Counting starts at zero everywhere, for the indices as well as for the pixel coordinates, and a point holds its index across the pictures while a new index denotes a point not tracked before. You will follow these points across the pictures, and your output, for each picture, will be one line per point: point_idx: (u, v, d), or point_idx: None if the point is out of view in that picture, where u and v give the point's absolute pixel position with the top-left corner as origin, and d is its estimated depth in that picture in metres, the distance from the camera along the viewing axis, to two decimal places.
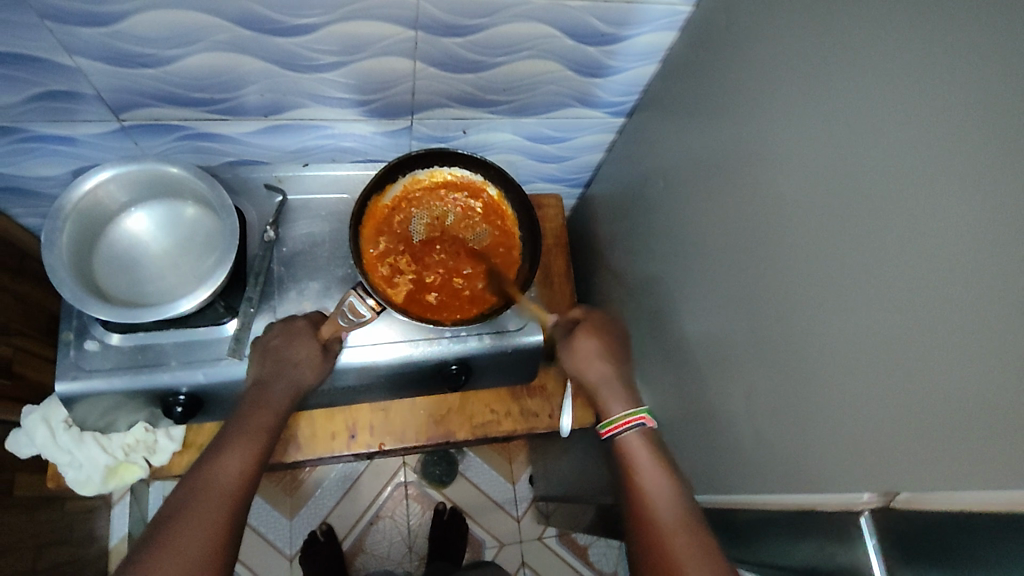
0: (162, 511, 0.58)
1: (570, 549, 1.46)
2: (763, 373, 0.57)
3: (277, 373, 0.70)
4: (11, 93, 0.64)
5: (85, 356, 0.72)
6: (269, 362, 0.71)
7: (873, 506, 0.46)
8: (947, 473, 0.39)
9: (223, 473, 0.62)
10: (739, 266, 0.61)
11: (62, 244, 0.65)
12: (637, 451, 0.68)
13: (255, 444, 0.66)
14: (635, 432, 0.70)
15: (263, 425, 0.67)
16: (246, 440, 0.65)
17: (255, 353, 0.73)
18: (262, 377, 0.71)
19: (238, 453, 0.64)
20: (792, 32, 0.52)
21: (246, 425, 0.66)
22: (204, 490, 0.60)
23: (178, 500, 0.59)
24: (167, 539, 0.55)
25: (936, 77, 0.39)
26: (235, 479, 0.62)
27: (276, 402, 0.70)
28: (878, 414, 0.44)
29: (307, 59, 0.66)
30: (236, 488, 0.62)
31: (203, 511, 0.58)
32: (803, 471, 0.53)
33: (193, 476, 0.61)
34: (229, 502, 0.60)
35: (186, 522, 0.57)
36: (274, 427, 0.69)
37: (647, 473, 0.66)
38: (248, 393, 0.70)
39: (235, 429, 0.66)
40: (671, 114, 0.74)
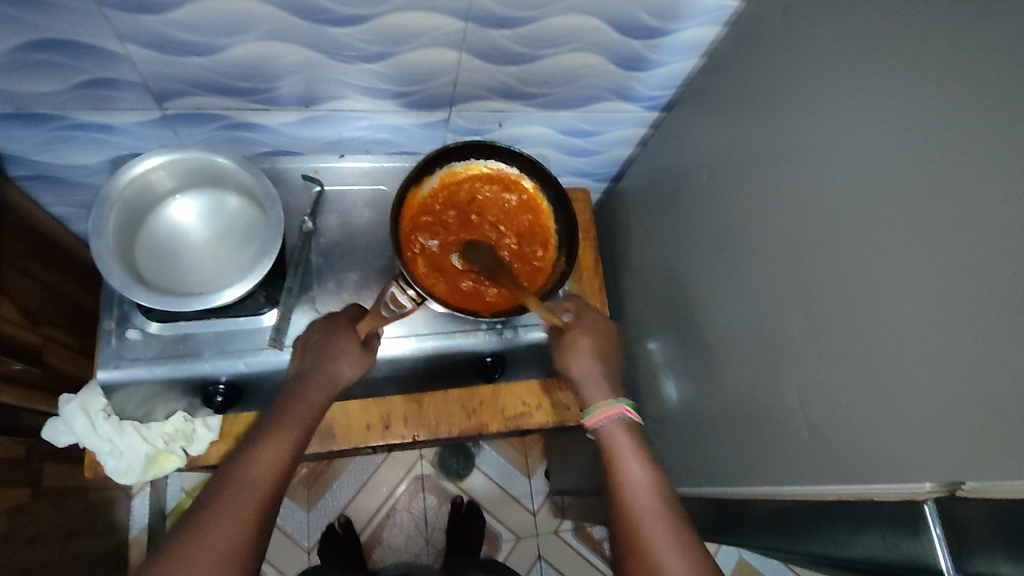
0: (196, 501, 0.56)
1: (585, 543, 1.47)
2: (813, 365, 0.58)
3: (315, 366, 0.68)
4: (57, 81, 0.63)
5: (126, 345, 0.72)
6: (309, 356, 0.69)
7: (935, 495, 0.47)
8: (1013, 465, 0.40)
9: (258, 464, 0.59)
10: (786, 261, 0.61)
11: (109, 232, 0.65)
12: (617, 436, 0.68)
13: (292, 435, 0.63)
14: (615, 420, 0.70)
15: (302, 418, 0.65)
16: (283, 431, 0.63)
17: (297, 350, 0.72)
18: (302, 369, 0.69)
19: (274, 446, 0.61)
20: (852, 28, 0.53)
21: (285, 417, 0.64)
22: (238, 481, 0.58)
23: (210, 494, 0.57)
24: (194, 534, 0.53)
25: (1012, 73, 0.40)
26: (269, 474, 0.59)
27: (315, 395, 0.67)
28: (939, 406, 0.44)
29: (355, 50, 0.66)
30: (268, 483, 0.59)
31: (233, 507, 0.56)
32: (855, 463, 0.53)
33: (228, 469, 0.59)
34: (260, 497, 0.57)
35: (216, 516, 0.54)
36: (313, 421, 0.66)
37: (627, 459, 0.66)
38: (288, 384, 0.68)
39: (273, 421, 0.63)
40: (712, 108, 0.74)
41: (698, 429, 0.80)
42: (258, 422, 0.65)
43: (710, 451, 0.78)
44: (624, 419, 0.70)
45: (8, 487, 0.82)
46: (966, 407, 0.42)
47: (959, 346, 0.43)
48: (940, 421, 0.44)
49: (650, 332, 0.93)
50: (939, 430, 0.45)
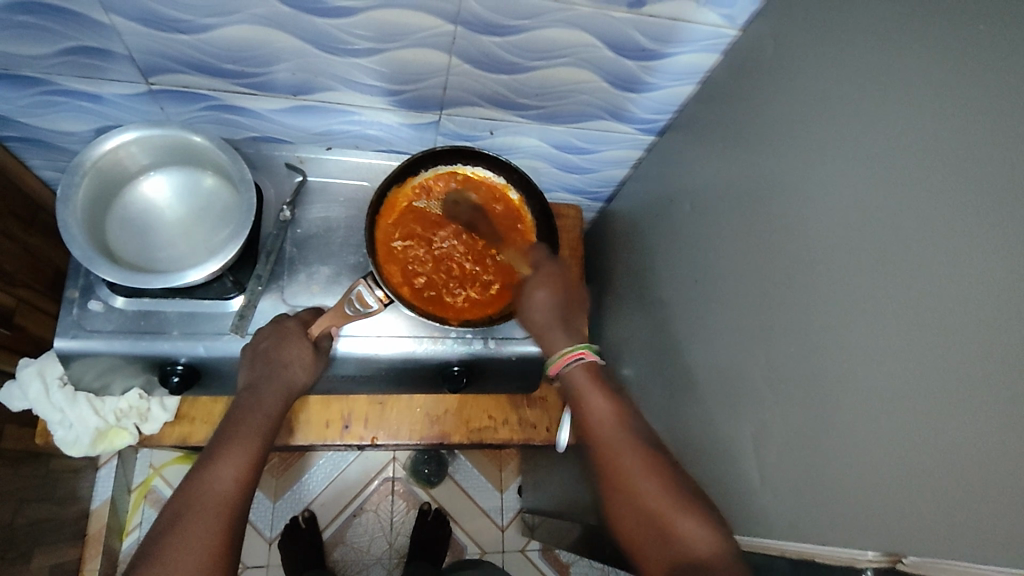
0: (155, 528, 0.55)
1: (551, 565, 1.44)
2: (775, 413, 0.56)
3: (266, 375, 0.67)
4: (44, 45, 0.63)
5: (88, 316, 0.71)
6: (259, 365, 0.68)
7: (876, 565, 0.44)
8: (963, 542, 0.38)
9: (217, 481, 0.58)
10: (760, 300, 0.59)
11: (78, 200, 0.64)
12: (585, 390, 0.67)
13: (249, 448, 0.61)
14: (575, 364, 0.69)
15: (258, 429, 0.63)
16: (238, 445, 0.61)
17: (247, 356, 0.70)
18: (253, 380, 0.67)
19: (231, 461, 0.59)
20: (841, 69, 0.51)
21: (241, 430, 0.62)
22: (197, 502, 0.56)
23: (168, 520, 0.55)
24: (159, 560, 0.51)
25: (996, 128, 0.38)
26: (230, 490, 0.58)
27: (270, 404, 0.66)
28: (895, 473, 0.43)
29: (344, 43, 0.65)
30: (230, 500, 0.57)
31: (196, 529, 0.54)
32: (809, 519, 0.51)
33: (186, 489, 0.57)
34: (225, 516, 0.56)
35: (178, 540, 0.53)
36: (270, 430, 0.64)
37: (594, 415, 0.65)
38: (240, 397, 0.66)
39: (229, 436, 0.62)
40: (704, 137, 0.72)
41: None
42: (212, 438, 0.63)
43: None
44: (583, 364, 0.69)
45: None
46: (924, 474, 0.40)
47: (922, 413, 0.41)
48: (897, 489, 0.43)
49: (626, 358, 0.91)
50: (894, 496, 0.43)
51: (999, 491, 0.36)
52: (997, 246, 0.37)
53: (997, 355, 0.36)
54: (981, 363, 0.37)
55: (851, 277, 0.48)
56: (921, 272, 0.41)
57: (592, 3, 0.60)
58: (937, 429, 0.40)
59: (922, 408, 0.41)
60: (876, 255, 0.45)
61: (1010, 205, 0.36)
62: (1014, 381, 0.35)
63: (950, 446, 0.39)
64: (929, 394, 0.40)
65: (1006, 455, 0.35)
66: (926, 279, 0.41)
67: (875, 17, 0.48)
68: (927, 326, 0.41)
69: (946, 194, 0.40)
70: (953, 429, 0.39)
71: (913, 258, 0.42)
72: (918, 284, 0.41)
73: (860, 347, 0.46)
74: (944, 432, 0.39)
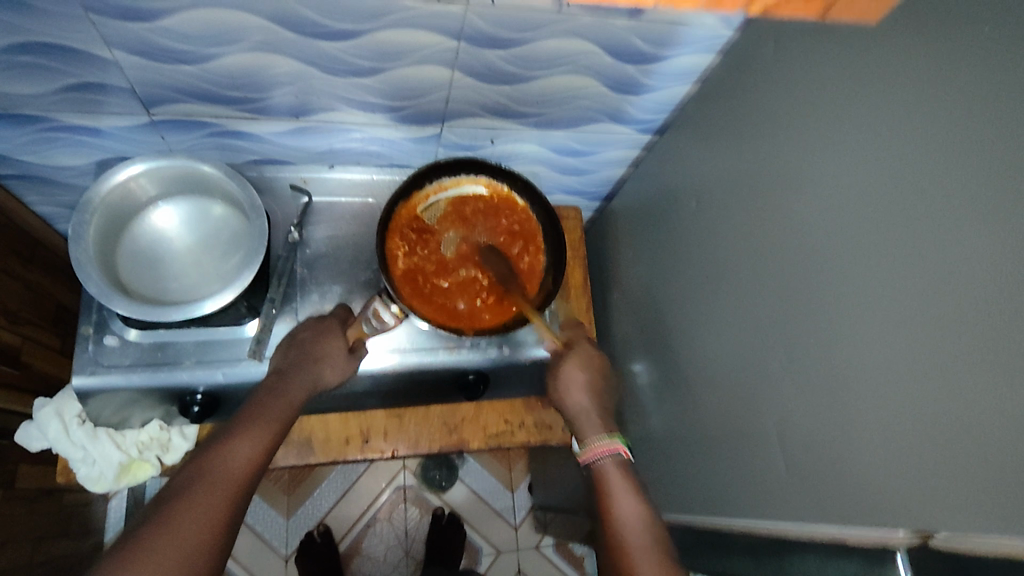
0: (163, 492, 0.53)
1: (566, 559, 1.46)
2: (794, 402, 0.57)
3: (298, 366, 0.68)
4: (43, 83, 0.63)
5: (104, 352, 0.71)
6: (293, 354, 0.69)
7: (907, 542, 0.46)
8: (989, 518, 0.40)
9: (232, 458, 0.57)
10: (770, 293, 0.61)
11: (89, 237, 0.64)
12: (614, 479, 0.65)
13: (267, 432, 0.60)
14: (609, 457, 0.67)
15: (280, 412, 0.63)
16: (258, 426, 0.60)
17: (281, 347, 0.72)
18: (284, 366, 0.68)
19: (250, 438, 0.59)
20: (842, 68, 0.53)
21: (262, 410, 0.62)
22: (210, 475, 0.55)
23: (179, 485, 0.54)
24: (161, 528, 0.50)
25: (998, 120, 0.39)
26: (241, 467, 0.57)
27: (293, 393, 0.66)
28: (920, 455, 0.44)
29: (345, 63, 0.65)
30: (240, 480, 0.56)
31: (204, 502, 0.53)
32: (836, 503, 0.53)
33: (199, 460, 0.56)
34: (230, 494, 0.54)
35: (184, 509, 0.51)
36: (289, 418, 0.64)
37: (619, 493, 0.64)
38: (267, 380, 0.66)
39: (250, 413, 0.61)
40: (704, 135, 0.74)
41: (679, 456, 0.79)
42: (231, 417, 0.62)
43: (689, 478, 0.77)
44: (617, 458, 0.67)
45: None
46: (949, 455, 0.42)
47: (943, 398, 0.42)
48: (922, 472, 0.44)
49: (635, 354, 0.93)
50: (920, 477, 0.45)
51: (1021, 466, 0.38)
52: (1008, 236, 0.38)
53: (1010, 340, 0.38)
54: (994, 346, 0.39)
55: (862, 267, 0.49)
56: (930, 259, 0.43)
57: (592, 12, 0.61)
58: (954, 408, 0.42)
59: (937, 389, 0.43)
60: (885, 244, 0.47)
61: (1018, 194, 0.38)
62: None
63: (969, 426, 0.41)
64: (946, 379, 0.42)
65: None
66: (937, 267, 0.43)
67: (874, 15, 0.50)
68: (940, 312, 0.42)
69: (951, 185, 0.42)
70: (969, 409, 0.41)
71: (925, 247, 0.44)
72: (930, 272, 0.43)
73: (876, 334, 0.48)
74: (960, 412, 0.41)
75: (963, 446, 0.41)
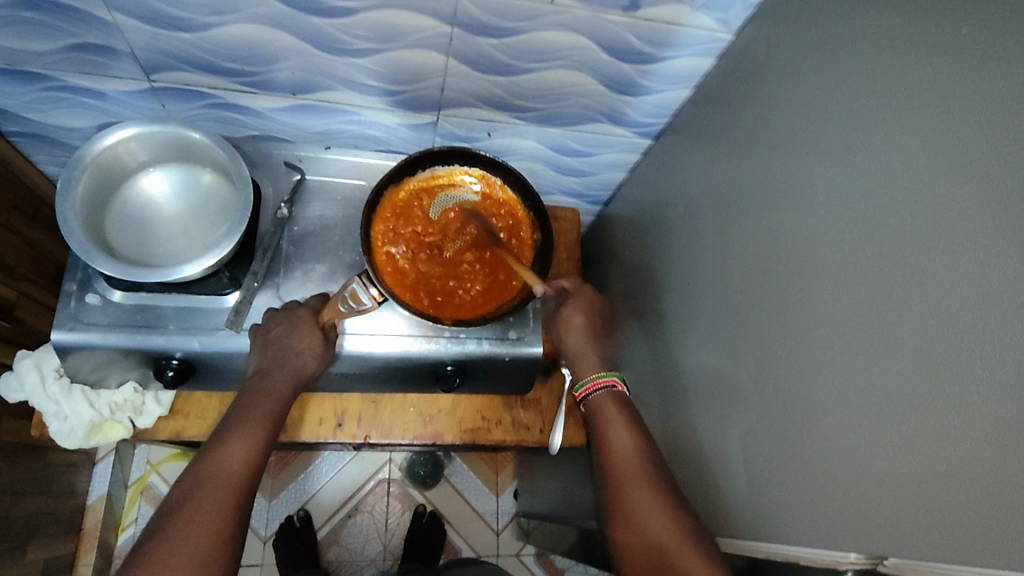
0: (168, 501, 0.58)
1: (546, 569, 1.44)
2: (763, 414, 0.55)
3: (277, 361, 0.69)
4: (47, 41, 0.64)
5: (84, 309, 0.72)
6: (269, 352, 0.70)
7: (858, 566, 0.44)
8: (943, 544, 0.38)
9: (228, 463, 0.61)
10: (750, 302, 0.59)
11: (77, 195, 0.65)
12: (610, 422, 0.67)
13: (258, 433, 0.64)
14: (604, 391, 0.70)
15: (267, 412, 0.66)
16: (248, 429, 0.64)
17: (255, 340, 0.72)
18: (263, 365, 0.69)
19: (242, 441, 0.63)
20: (832, 74, 0.51)
21: (250, 412, 0.65)
22: (210, 482, 0.59)
23: (181, 494, 0.58)
24: (172, 538, 0.54)
25: (986, 126, 0.38)
26: (240, 471, 0.61)
27: (278, 390, 0.68)
28: (882, 476, 0.42)
29: (342, 42, 0.66)
30: (240, 482, 0.60)
31: (208, 508, 0.57)
32: (795, 522, 0.51)
33: (198, 469, 0.60)
34: (233, 495, 0.59)
35: (191, 519, 0.56)
36: (279, 415, 0.67)
37: (615, 426, 0.67)
38: (250, 382, 0.68)
39: (239, 416, 0.65)
40: (698, 140, 0.72)
41: None
42: (220, 421, 0.65)
43: None
44: (612, 391, 0.70)
45: None
46: (910, 476, 0.40)
47: (911, 418, 0.41)
48: (883, 494, 0.42)
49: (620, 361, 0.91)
50: (879, 497, 0.43)
51: (982, 491, 0.36)
52: (983, 250, 0.37)
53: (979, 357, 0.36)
54: (969, 362, 0.37)
55: (842, 277, 0.48)
56: (909, 269, 0.42)
57: (587, 6, 0.60)
58: (922, 427, 0.40)
59: (906, 404, 0.41)
60: (867, 253, 0.45)
61: (998, 204, 0.36)
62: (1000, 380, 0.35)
63: (937, 446, 0.39)
64: (916, 394, 0.40)
65: (992, 453, 0.35)
66: (914, 278, 0.41)
67: (864, 22, 0.49)
68: (916, 325, 0.41)
69: (935, 192, 0.40)
70: (937, 428, 0.39)
71: (904, 256, 0.42)
72: (908, 282, 0.41)
73: (849, 348, 0.46)
74: (928, 429, 0.39)
75: (924, 467, 0.39)
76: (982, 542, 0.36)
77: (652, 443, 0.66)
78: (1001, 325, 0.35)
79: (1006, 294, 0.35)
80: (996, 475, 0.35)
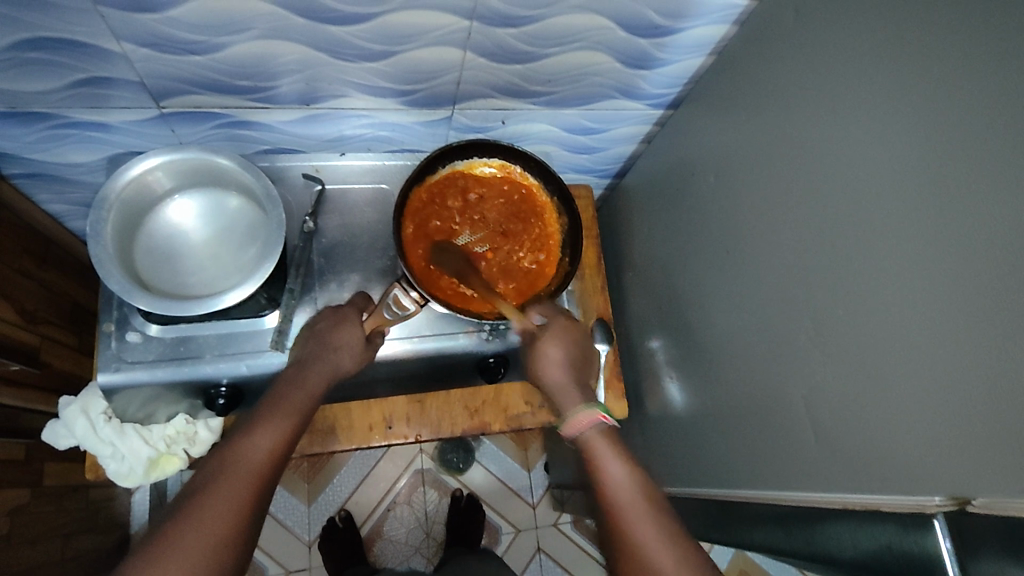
0: (189, 485, 0.55)
1: (585, 535, 1.48)
2: (817, 376, 0.57)
3: (317, 355, 0.68)
4: (52, 79, 0.62)
5: (127, 348, 0.71)
6: (311, 344, 0.69)
7: (944, 508, 0.46)
8: (1016, 483, 0.40)
9: (254, 450, 0.58)
10: (790, 264, 0.60)
11: (107, 235, 0.64)
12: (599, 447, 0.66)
13: (287, 423, 0.62)
14: (591, 429, 0.67)
15: (298, 404, 0.64)
16: (277, 418, 0.62)
17: (301, 336, 0.72)
18: (303, 357, 0.68)
19: (271, 432, 0.60)
20: (862, 36, 0.52)
21: (280, 402, 0.63)
22: (233, 467, 0.56)
23: (204, 479, 0.56)
24: (188, 517, 0.52)
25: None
26: (264, 458, 0.58)
27: (311, 383, 0.66)
28: (952, 426, 0.44)
29: (356, 48, 0.65)
30: (264, 470, 0.58)
31: (228, 491, 0.54)
32: (863, 471, 0.53)
33: (221, 453, 0.58)
34: (255, 482, 0.56)
35: (209, 499, 0.53)
36: (308, 409, 0.64)
37: (605, 453, 0.65)
38: (287, 372, 0.67)
39: (270, 406, 0.62)
40: (719, 108, 0.73)
41: (702, 429, 0.79)
42: (250, 412, 0.63)
43: (712, 452, 0.78)
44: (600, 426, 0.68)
45: (9, 488, 0.81)
46: (973, 423, 0.42)
47: (972, 368, 0.42)
48: (952, 442, 0.44)
49: (651, 330, 0.93)
50: (950, 446, 0.44)
51: None
52: None
53: None
54: None
55: (885, 235, 0.49)
56: (957, 226, 0.43)
57: None
58: (988, 373, 0.41)
59: (967, 355, 0.42)
60: (909, 210, 0.47)
61: None
62: None
63: (998, 393, 0.40)
64: (978, 341, 0.41)
65: None
66: (968, 230, 0.42)
67: None
68: (973, 274, 0.42)
69: (983, 145, 0.41)
70: (1001, 375, 0.40)
71: (952, 213, 0.43)
72: (961, 234, 0.42)
73: (900, 303, 0.47)
74: (996, 375, 0.40)
75: (988, 413, 0.41)
76: None
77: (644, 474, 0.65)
78: None
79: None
80: None
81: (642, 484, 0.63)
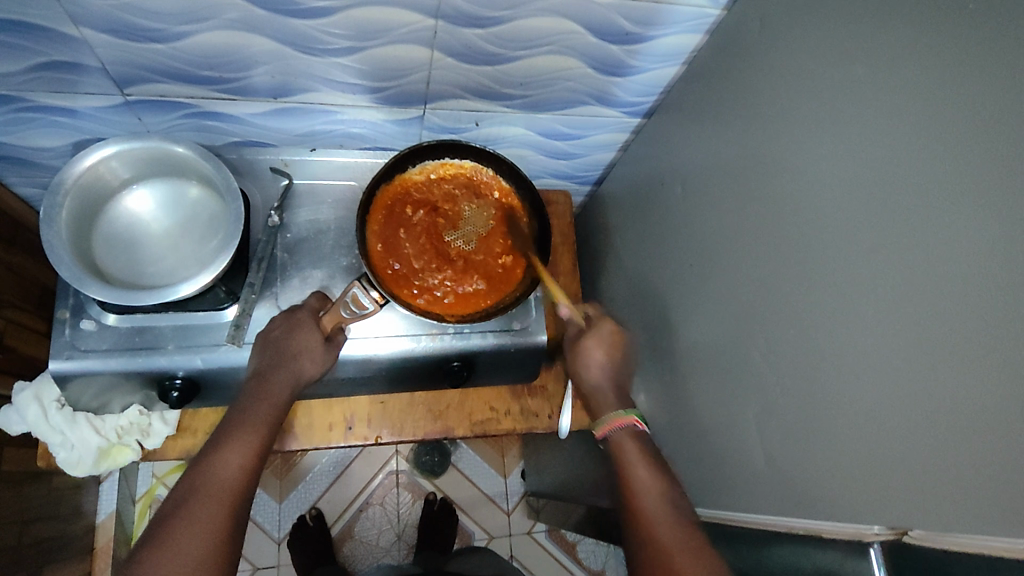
0: (162, 510, 0.55)
1: (558, 544, 1.47)
2: (770, 395, 0.56)
3: (277, 364, 0.66)
4: (13, 62, 0.62)
5: (80, 336, 0.70)
6: (268, 354, 0.67)
7: (882, 537, 0.45)
8: (954, 515, 0.39)
9: (224, 468, 0.58)
10: (750, 279, 0.59)
11: (62, 220, 0.63)
12: (626, 447, 0.67)
13: (254, 437, 0.61)
14: (625, 430, 0.68)
15: (264, 417, 0.63)
16: (244, 433, 0.61)
17: (257, 346, 0.70)
18: (261, 368, 0.67)
19: (238, 448, 0.60)
20: (821, 50, 0.51)
21: (246, 418, 0.63)
22: (205, 488, 0.56)
23: (175, 504, 0.55)
24: (164, 543, 0.51)
25: (987, 88, 0.37)
26: (236, 476, 0.58)
27: (276, 393, 0.66)
28: (893, 453, 0.42)
29: (321, 42, 0.64)
30: (237, 487, 0.57)
31: (204, 512, 0.54)
32: (810, 495, 0.51)
33: (192, 474, 0.57)
34: (229, 500, 0.56)
35: (185, 524, 0.53)
36: (275, 419, 0.64)
37: (634, 461, 0.65)
38: (247, 385, 0.66)
39: (236, 422, 0.62)
40: (690, 118, 0.72)
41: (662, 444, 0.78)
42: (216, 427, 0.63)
43: (671, 468, 0.76)
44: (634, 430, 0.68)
45: None
46: (914, 452, 0.41)
47: (914, 395, 0.41)
48: (894, 472, 0.43)
49: None
50: (891, 475, 0.43)
51: (987, 465, 0.36)
52: (979, 225, 0.36)
53: (976, 334, 0.36)
54: (978, 331, 0.36)
55: (838, 254, 0.47)
56: (903, 247, 0.41)
57: None
58: (930, 400, 0.40)
59: (910, 381, 0.41)
60: (860, 230, 0.45)
61: (988, 179, 0.36)
62: (998, 353, 0.35)
63: (940, 423, 0.39)
64: (922, 365, 0.40)
65: (993, 425, 0.36)
66: (915, 249, 0.41)
67: None
68: (920, 293, 0.40)
69: (931, 163, 0.40)
70: (945, 399, 0.38)
71: (899, 234, 0.42)
72: (908, 251, 0.41)
73: (849, 323, 0.46)
74: (941, 400, 0.39)
75: (928, 442, 0.40)
76: (990, 513, 0.36)
77: (677, 487, 0.64)
78: (997, 300, 0.35)
79: (1011, 259, 0.35)
80: (1003, 448, 0.35)
81: (665, 489, 0.63)
